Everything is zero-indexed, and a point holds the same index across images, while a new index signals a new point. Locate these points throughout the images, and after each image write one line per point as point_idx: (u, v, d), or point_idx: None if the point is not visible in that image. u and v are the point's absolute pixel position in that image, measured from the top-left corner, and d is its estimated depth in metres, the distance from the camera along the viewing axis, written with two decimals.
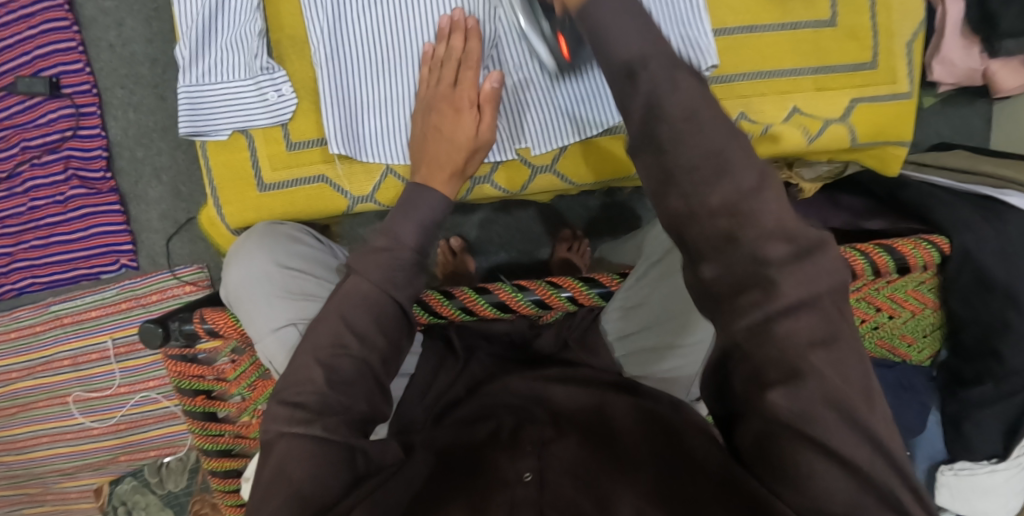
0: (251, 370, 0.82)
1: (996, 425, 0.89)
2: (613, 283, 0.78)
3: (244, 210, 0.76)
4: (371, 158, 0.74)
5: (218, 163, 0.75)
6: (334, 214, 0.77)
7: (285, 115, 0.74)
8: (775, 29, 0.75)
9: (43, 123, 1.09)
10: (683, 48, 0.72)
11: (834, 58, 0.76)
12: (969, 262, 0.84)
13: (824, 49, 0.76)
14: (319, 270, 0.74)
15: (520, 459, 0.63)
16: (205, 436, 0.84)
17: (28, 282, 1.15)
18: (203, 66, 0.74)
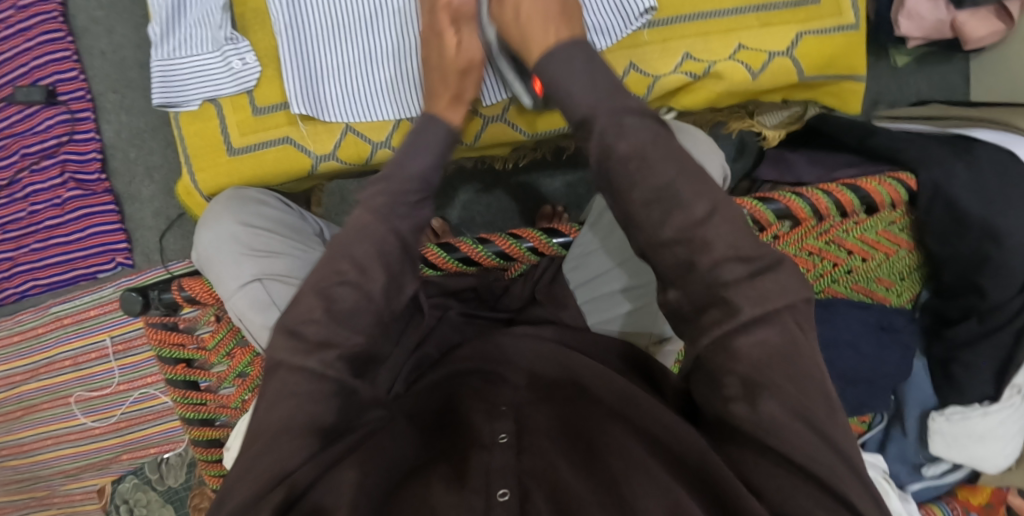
0: (229, 337, 0.84)
1: (987, 366, 0.86)
2: (572, 230, 0.80)
3: (216, 177, 0.78)
4: (333, 118, 0.76)
5: (190, 133, 0.77)
6: (300, 175, 0.79)
7: (250, 81, 0.76)
8: None
9: (40, 129, 1.14)
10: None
11: None
12: (939, 195, 0.83)
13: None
14: (284, 231, 0.77)
15: (497, 421, 0.63)
16: (187, 404, 0.86)
17: (28, 285, 1.19)
18: (173, 42, 0.76)
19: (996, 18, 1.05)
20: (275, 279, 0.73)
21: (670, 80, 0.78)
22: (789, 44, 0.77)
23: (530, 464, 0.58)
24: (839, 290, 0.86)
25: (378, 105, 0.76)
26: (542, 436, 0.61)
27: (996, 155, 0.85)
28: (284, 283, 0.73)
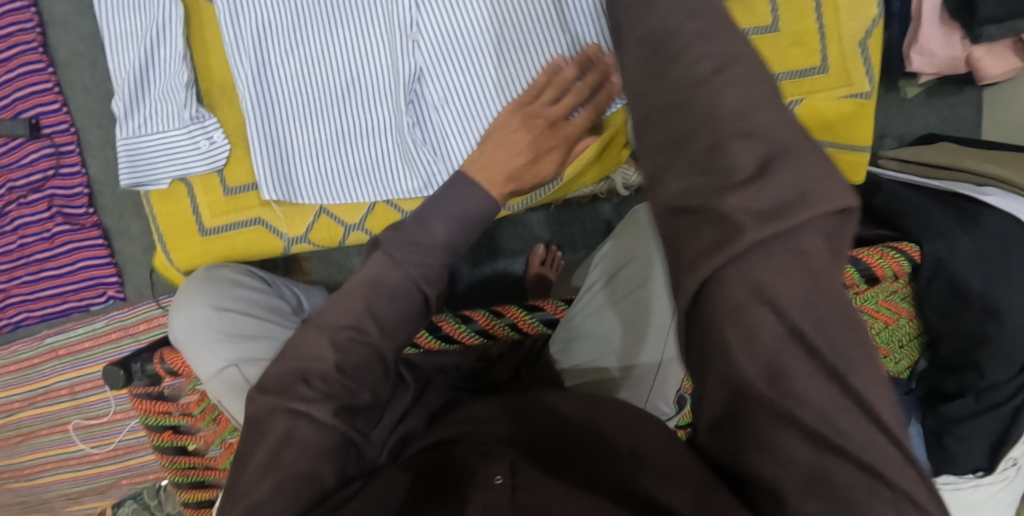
0: (214, 404, 0.85)
1: (982, 440, 0.84)
2: (555, 309, 0.82)
3: (190, 256, 0.77)
4: (306, 200, 0.75)
5: (162, 213, 0.76)
6: (271, 255, 0.77)
7: (220, 161, 0.74)
8: None
9: (26, 163, 1.12)
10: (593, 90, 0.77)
11: (782, 65, 0.78)
12: (942, 270, 0.79)
13: (769, 55, 0.77)
14: (261, 311, 0.75)
15: (494, 465, 0.54)
16: (176, 469, 0.86)
17: (22, 316, 1.19)
18: (138, 117, 0.74)
19: (1012, 55, 1.00)
20: (254, 362, 0.71)
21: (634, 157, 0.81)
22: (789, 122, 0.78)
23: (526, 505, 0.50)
24: None
25: (351, 187, 0.75)
26: (541, 487, 0.51)
27: (1003, 224, 0.81)
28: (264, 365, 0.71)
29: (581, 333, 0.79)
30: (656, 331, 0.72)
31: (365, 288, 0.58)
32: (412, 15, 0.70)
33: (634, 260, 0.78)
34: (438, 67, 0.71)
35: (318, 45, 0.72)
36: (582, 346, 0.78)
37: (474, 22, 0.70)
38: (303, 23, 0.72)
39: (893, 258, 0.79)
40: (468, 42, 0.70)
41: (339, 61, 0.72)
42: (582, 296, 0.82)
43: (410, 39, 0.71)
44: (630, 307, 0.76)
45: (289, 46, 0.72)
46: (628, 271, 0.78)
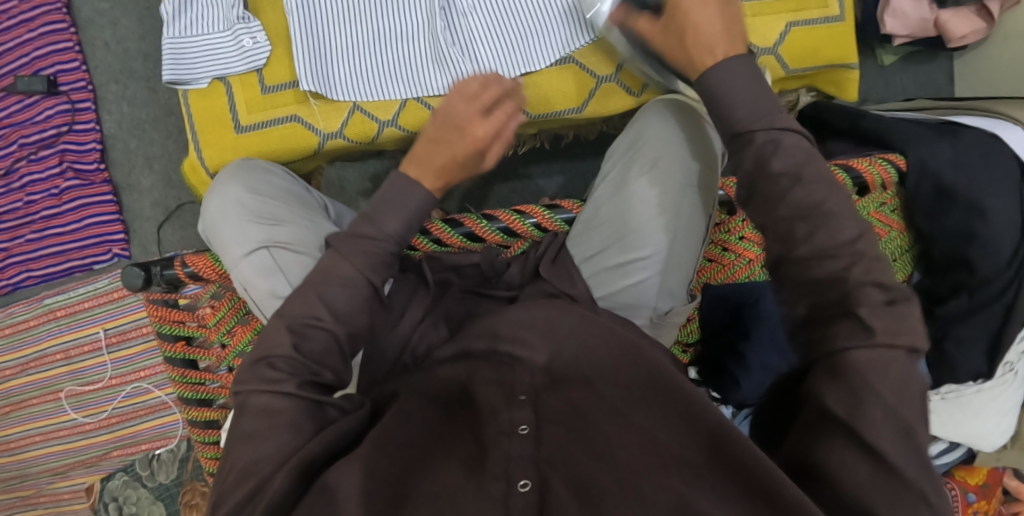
0: (230, 315, 0.83)
1: (980, 342, 0.88)
2: (576, 207, 0.83)
3: (221, 153, 0.79)
4: (341, 96, 0.78)
5: (199, 110, 0.78)
6: (307, 152, 0.80)
7: (259, 60, 0.78)
8: None
9: (40, 119, 1.14)
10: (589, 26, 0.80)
11: None
12: (927, 173, 0.86)
13: None
14: (290, 200, 0.76)
15: (517, 409, 0.63)
16: (185, 384, 0.84)
17: (23, 276, 1.18)
18: (184, 21, 0.79)
19: (977, 17, 1.09)
20: (282, 248, 0.73)
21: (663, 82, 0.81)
22: (774, 41, 0.80)
23: (550, 455, 0.60)
24: None
25: (384, 84, 0.78)
26: (561, 426, 0.62)
27: (980, 137, 0.88)
28: (290, 252, 0.73)
29: (609, 223, 0.78)
30: (701, 241, 0.78)
31: (338, 290, 0.67)
32: None
33: (650, 151, 0.76)
34: None
35: None
36: (596, 228, 0.79)
37: None
38: None
39: (880, 165, 0.86)
40: None
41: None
42: (600, 185, 0.80)
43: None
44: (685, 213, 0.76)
45: None
46: (643, 156, 0.77)
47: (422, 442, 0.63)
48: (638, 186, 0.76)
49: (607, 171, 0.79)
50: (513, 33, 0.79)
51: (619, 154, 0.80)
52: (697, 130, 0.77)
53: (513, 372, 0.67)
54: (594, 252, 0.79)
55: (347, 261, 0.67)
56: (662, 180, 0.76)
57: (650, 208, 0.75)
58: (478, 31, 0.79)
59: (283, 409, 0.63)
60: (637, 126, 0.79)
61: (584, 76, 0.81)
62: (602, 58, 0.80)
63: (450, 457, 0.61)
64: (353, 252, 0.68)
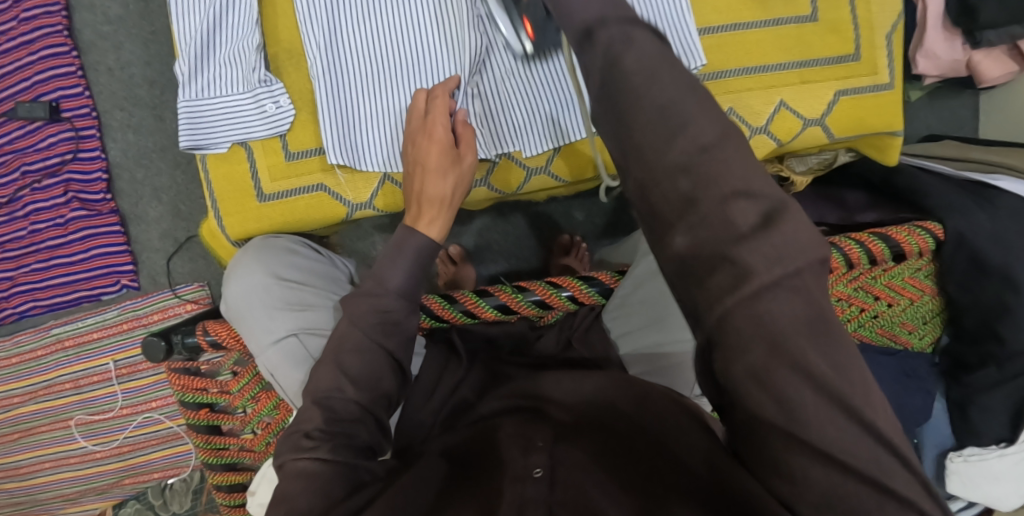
0: (253, 382, 0.82)
1: (1003, 410, 0.89)
2: (611, 280, 0.81)
3: (244, 222, 0.77)
4: (370, 166, 0.76)
5: (218, 176, 0.77)
6: (334, 221, 0.79)
7: (283, 126, 0.76)
8: (756, 28, 0.78)
9: (43, 146, 1.10)
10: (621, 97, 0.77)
11: (816, 51, 0.79)
12: (963, 246, 0.84)
13: (766, 51, 0.78)
14: (316, 281, 0.76)
15: (532, 454, 0.58)
16: (209, 449, 0.84)
17: (28, 305, 1.15)
18: (201, 82, 0.76)
19: (1008, 59, 1.07)
20: (311, 332, 0.72)
21: None
22: (823, 111, 0.79)
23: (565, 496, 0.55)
24: (865, 334, 0.89)
25: None
26: (578, 472, 0.57)
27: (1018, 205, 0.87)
28: (318, 334, 0.72)
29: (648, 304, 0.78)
30: None
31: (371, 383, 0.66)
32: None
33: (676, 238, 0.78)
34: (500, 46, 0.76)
35: (387, 18, 0.76)
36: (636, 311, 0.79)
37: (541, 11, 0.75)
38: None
39: (917, 231, 0.85)
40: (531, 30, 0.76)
41: (404, 31, 0.76)
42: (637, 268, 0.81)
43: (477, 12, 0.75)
44: None
45: (360, 17, 0.75)
46: None
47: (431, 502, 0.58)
48: None
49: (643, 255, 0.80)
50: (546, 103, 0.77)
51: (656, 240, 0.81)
52: None
53: (531, 424, 0.64)
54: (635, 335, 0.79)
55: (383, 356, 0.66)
56: None
57: None
58: (510, 99, 0.77)
59: (316, 473, 0.62)
60: None
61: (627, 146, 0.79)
62: None
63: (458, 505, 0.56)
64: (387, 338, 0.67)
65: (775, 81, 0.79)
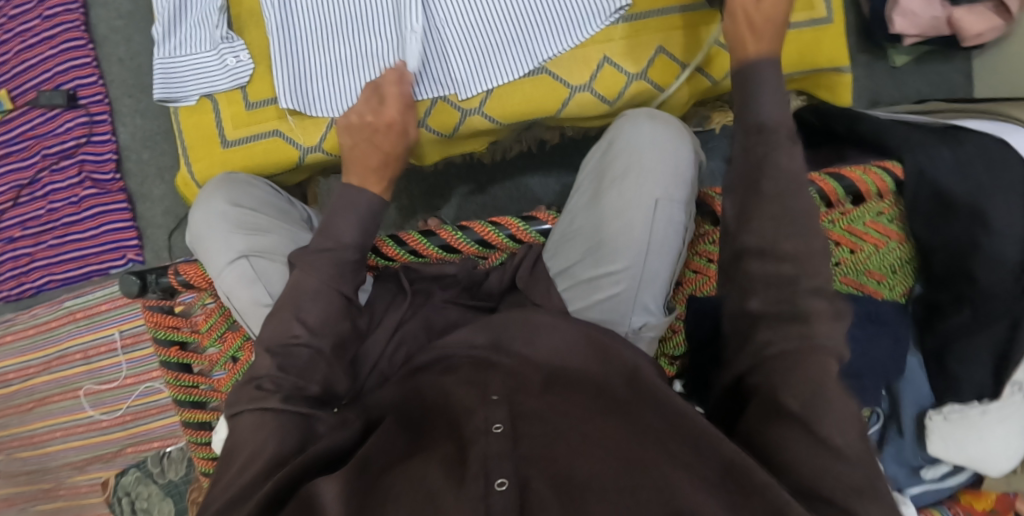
0: (220, 322, 0.88)
1: (984, 359, 0.84)
2: (550, 219, 0.84)
3: (210, 167, 0.83)
4: (320, 112, 0.81)
5: (189, 125, 0.83)
6: (288, 166, 0.83)
7: (243, 77, 0.82)
8: None
9: (61, 131, 1.20)
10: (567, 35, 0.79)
11: None
12: (925, 182, 0.83)
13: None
14: (272, 212, 0.80)
15: (492, 409, 0.64)
16: (179, 386, 0.89)
17: (45, 280, 1.24)
18: (173, 42, 0.83)
19: (994, 15, 1.03)
20: (259, 256, 0.76)
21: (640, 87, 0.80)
22: None
23: (526, 451, 0.60)
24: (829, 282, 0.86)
25: None
26: (536, 423, 0.62)
27: (985, 141, 0.84)
28: (267, 259, 0.76)
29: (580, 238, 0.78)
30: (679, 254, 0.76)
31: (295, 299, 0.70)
32: None
33: (619, 157, 0.76)
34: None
35: None
36: (570, 244, 0.79)
37: None
38: None
39: (875, 172, 0.83)
40: None
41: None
42: (574, 197, 0.80)
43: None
44: (663, 226, 0.74)
45: None
46: (612, 170, 0.76)
47: (406, 450, 0.63)
48: (610, 198, 0.75)
49: (581, 183, 0.79)
50: (481, 46, 0.80)
51: (592, 167, 0.79)
52: (667, 142, 0.75)
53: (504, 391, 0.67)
54: (567, 268, 0.79)
55: (308, 274, 0.70)
56: (643, 188, 0.74)
57: (626, 223, 0.74)
58: (455, 44, 0.80)
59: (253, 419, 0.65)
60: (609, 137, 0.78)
61: (557, 86, 0.80)
62: (573, 67, 0.79)
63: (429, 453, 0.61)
64: (318, 267, 0.70)
65: (705, 20, 0.79)
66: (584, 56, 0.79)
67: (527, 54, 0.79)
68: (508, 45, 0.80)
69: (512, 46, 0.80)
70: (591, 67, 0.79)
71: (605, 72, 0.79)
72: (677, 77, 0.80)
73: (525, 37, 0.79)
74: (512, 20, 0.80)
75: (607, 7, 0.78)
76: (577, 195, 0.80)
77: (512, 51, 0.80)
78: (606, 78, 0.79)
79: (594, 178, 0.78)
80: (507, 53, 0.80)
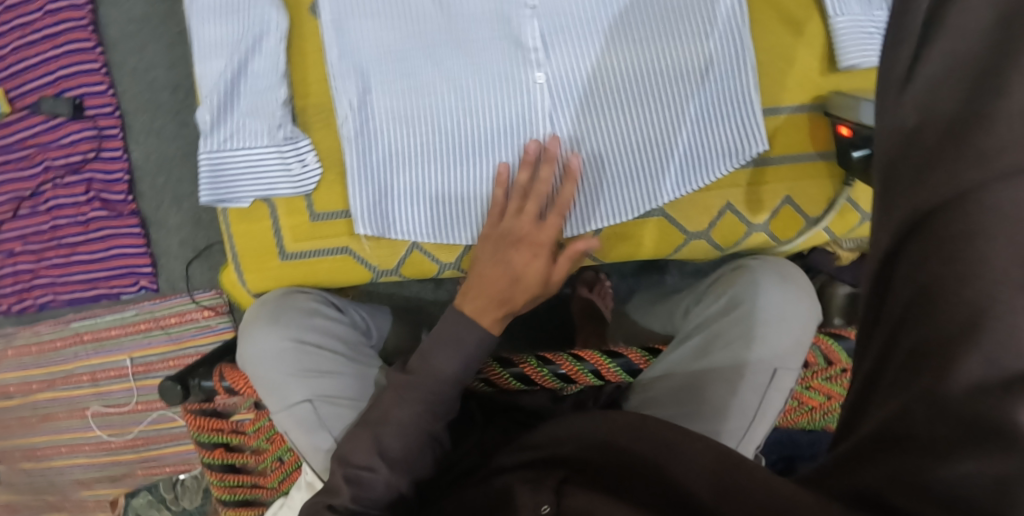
0: (269, 425, 0.83)
1: None
2: (639, 359, 0.78)
3: (263, 279, 0.73)
4: (400, 235, 0.71)
5: (239, 233, 0.72)
6: (354, 284, 0.74)
7: (309, 185, 0.71)
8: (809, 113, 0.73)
9: (66, 143, 1.08)
10: (693, 173, 0.71)
11: None
12: None
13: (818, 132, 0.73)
14: (335, 342, 0.73)
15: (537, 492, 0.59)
16: (224, 486, 0.85)
17: (48, 298, 1.15)
18: (222, 132, 0.70)
19: None
20: (324, 399, 0.70)
21: (759, 239, 0.75)
22: None
23: None
24: None
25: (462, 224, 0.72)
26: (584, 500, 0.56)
27: None
28: (334, 406, 0.70)
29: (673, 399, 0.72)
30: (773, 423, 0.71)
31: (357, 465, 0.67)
32: (540, 54, 0.70)
33: (747, 313, 0.72)
34: (560, 110, 0.71)
35: (437, 76, 0.70)
36: (666, 396, 0.73)
37: (606, 83, 0.70)
38: (424, 50, 0.70)
39: None
40: (592, 99, 0.70)
41: (447, 91, 0.70)
42: (675, 349, 0.76)
43: (537, 79, 0.70)
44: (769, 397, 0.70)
45: (407, 73, 0.69)
46: (727, 327, 0.73)
47: None
48: (722, 359, 0.71)
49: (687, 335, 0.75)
50: (593, 176, 0.71)
51: (701, 323, 0.76)
52: (791, 312, 0.72)
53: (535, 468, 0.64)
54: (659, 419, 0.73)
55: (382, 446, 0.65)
56: (762, 352, 0.70)
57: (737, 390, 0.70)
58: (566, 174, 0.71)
59: None
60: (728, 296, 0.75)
61: (671, 229, 0.74)
62: (691, 211, 0.73)
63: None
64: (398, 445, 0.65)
65: (839, 172, 0.74)
66: (704, 202, 0.73)
67: (642, 192, 0.72)
68: (625, 178, 0.71)
69: (629, 181, 0.72)
70: (712, 214, 0.74)
71: (725, 219, 0.74)
72: (800, 232, 0.74)
73: (644, 172, 0.71)
74: (631, 152, 0.71)
75: (740, 148, 0.71)
76: (675, 350, 0.76)
77: (627, 187, 0.72)
78: (725, 226, 0.74)
79: (704, 336, 0.74)
80: (620, 188, 0.72)
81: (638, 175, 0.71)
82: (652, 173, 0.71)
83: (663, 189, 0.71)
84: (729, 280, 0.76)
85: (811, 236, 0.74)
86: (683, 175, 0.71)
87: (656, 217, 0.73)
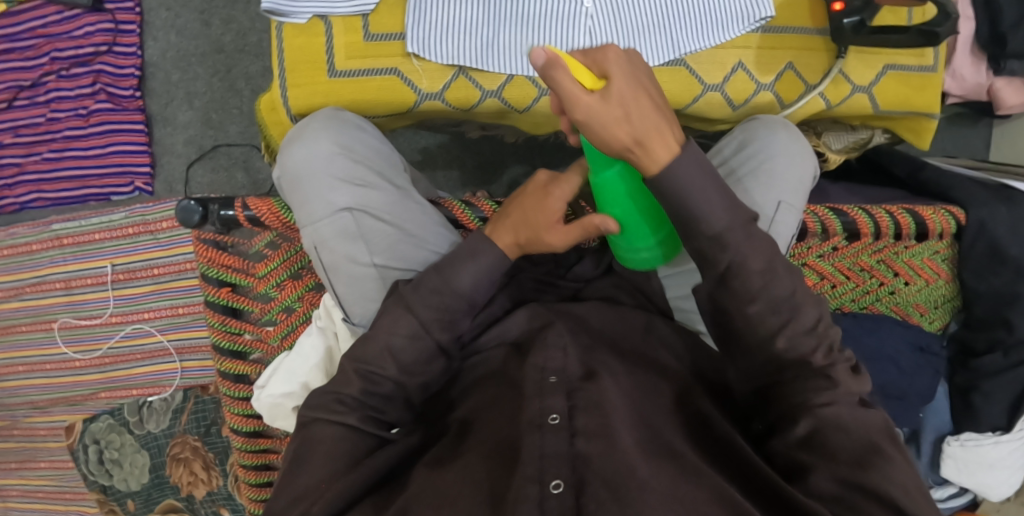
0: (282, 268, 0.82)
1: (1004, 397, 0.89)
2: None
3: (311, 96, 0.77)
4: (442, 59, 0.76)
5: (293, 47, 0.76)
6: (398, 110, 0.79)
7: (367, 5, 0.75)
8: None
9: (79, 35, 1.07)
10: (707, 31, 0.80)
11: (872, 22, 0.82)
12: (983, 234, 0.87)
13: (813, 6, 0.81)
14: (378, 162, 0.75)
15: (549, 398, 0.62)
16: (223, 332, 0.84)
17: (32, 197, 1.13)
18: None
19: None
20: (365, 211, 0.72)
21: (765, 98, 0.82)
22: (871, 80, 0.83)
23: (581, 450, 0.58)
24: (880, 309, 0.92)
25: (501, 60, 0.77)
26: (593, 415, 0.60)
27: None
28: (373, 219, 0.72)
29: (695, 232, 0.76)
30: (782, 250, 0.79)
31: None
32: None
33: (759, 158, 0.76)
34: None
35: None
36: None
37: None
38: None
39: (945, 216, 0.87)
40: None
41: None
42: None
43: None
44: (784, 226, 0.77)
45: None
46: (743, 166, 0.77)
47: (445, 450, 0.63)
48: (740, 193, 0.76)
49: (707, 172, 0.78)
50: (626, 29, 0.79)
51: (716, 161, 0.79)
52: (798, 156, 0.77)
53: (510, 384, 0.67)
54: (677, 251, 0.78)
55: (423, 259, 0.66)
56: (776, 187, 0.75)
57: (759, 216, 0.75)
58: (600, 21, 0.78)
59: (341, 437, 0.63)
60: (740, 138, 0.78)
61: (691, 81, 0.81)
62: (710, 65, 0.80)
63: (466, 456, 0.61)
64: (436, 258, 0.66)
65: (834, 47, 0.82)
66: (721, 57, 0.80)
67: (663, 42, 0.79)
68: (648, 29, 0.79)
69: (653, 33, 0.79)
70: (727, 69, 0.81)
71: (738, 76, 0.81)
72: (799, 96, 0.83)
73: (665, 27, 0.79)
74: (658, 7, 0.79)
75: (750, 13, 0.80)
76: None
77: (651, 38, 0.79)
78: (738, 83, 0.81)
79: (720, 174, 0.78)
80: (644, 37, 0.79)
81: (659, 27, 0.79)
82: (672, 27, 0.79)
83: (682, 42, 0.79)
84: (744, 124, 0.80)
85: (810, 99, 0.82)
86: (699, 31, 0.80)
87: (679, 67, 0.80)
